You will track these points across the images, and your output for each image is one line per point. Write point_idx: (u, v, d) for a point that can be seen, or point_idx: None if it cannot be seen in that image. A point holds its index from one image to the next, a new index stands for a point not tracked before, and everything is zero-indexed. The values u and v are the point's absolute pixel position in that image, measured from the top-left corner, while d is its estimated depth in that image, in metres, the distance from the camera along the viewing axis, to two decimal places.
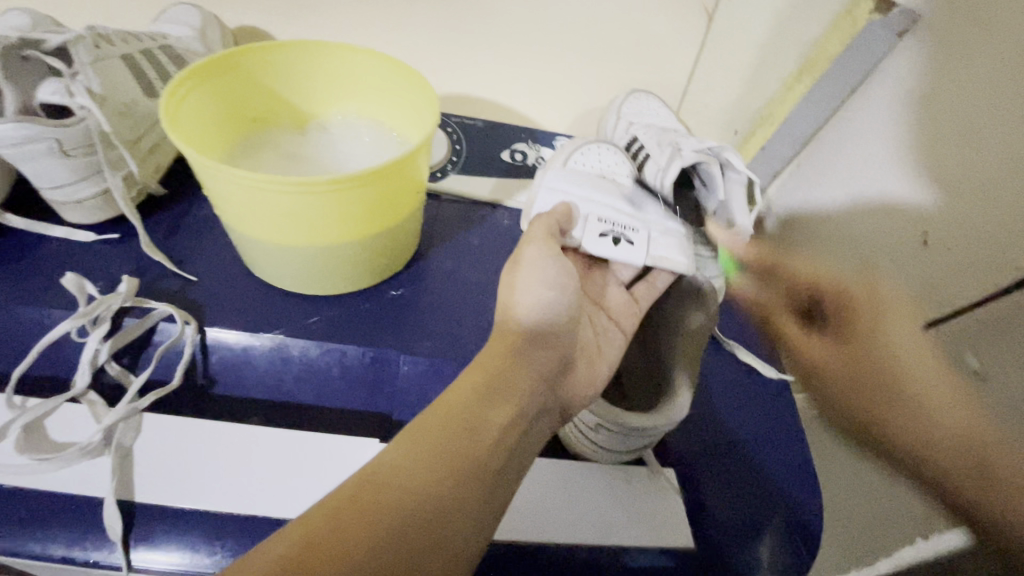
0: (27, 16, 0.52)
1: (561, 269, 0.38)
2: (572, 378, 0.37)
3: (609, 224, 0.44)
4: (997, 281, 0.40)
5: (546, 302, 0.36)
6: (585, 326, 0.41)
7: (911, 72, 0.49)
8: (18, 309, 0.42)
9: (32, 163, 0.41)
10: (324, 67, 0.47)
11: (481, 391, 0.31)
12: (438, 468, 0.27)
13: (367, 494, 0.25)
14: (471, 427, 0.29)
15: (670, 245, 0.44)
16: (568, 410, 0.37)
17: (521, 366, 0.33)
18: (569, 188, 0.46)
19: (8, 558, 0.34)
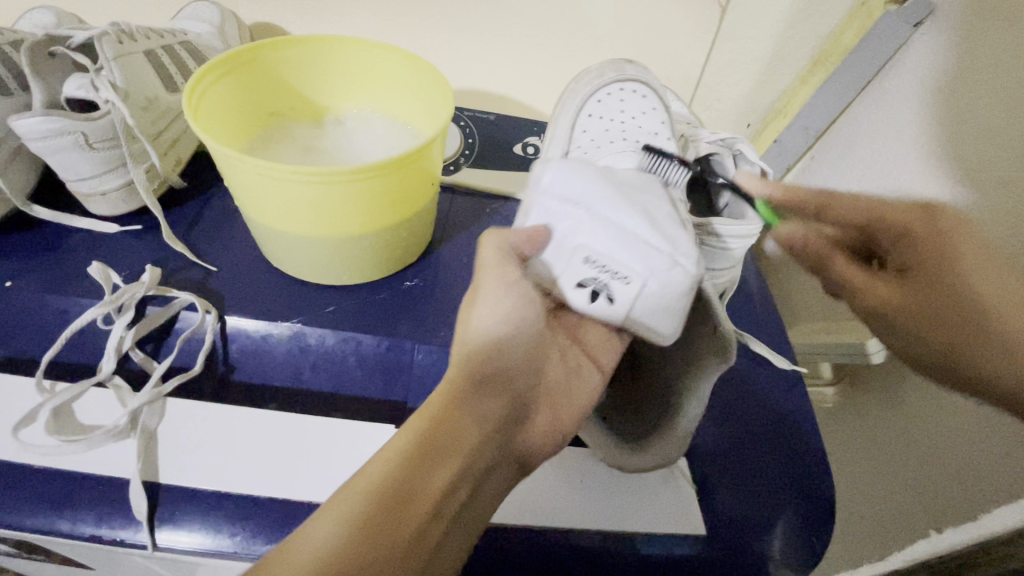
0: (52, 14, 0.54)
1: (523, 301, 0.35)
2: (529, 430, 0.36)
3: (595, 269, 0.36)
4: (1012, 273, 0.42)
5: (500, 339, 0.34)
6: (554, 362, 0.39)
7: (930, 63, 0.49)
8: (46, 298, 0.44)
9: (59, 156, 0.43)
10: (339, 61, 0.48)
11: (419, 453, 0.29)
12: (389, 517, 0.27)
13: (314, 550, 0.25)
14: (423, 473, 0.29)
15: (662, 309, 0.35)
16: (527, 460, 0.36)
17: (471, 407, 0.32)
18: (566, 201, 0.37)
19: (37, 536, 0.35)
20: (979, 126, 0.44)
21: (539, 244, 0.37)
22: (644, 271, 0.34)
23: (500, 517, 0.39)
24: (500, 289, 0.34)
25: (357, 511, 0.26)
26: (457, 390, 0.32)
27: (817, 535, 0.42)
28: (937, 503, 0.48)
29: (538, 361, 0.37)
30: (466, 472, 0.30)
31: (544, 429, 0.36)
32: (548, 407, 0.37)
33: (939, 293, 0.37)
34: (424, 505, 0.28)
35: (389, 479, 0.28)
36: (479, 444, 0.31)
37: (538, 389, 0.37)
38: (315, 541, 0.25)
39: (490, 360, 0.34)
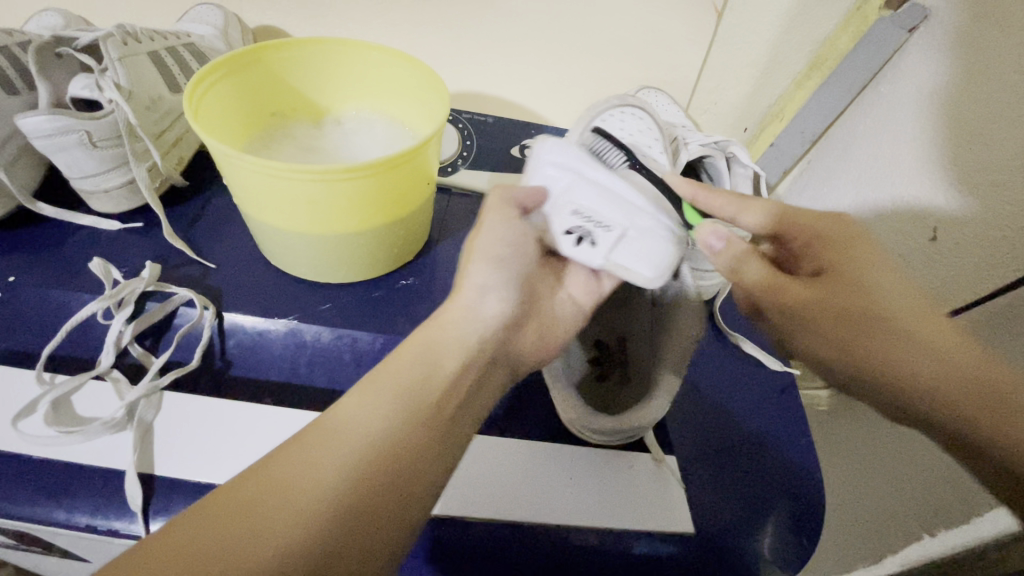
0: (60, 16, 0.55)
1: (522, 239, 0.38)
2: (524, 338, 0.40)
3: (582, 219, 0.36)
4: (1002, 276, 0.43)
5: (500, 263, 0.38)
6: (544, 296, 0.42)
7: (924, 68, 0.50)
8: (49, 293, 0.45)
9: (63, 154, 0.43)
10: (338, 63, 0.49)
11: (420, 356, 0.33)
12: (367, 435, 0.29)
13: (297, 458, 0.27)
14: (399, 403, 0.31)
15: (644, 256, 0.36)
16: (518, 368, 0.40)
17: (444, 347, 0.34)
18: (559, 158, 0.38)
19: (33, 525, 0.36)
20: (971, 129, 0.45)
21: (539, 200, 0.38)
22: (628, 222, 0.36)
23: (489, 512, 0.39)
24: (501, 225, 0.38)
25: (333, 430, 0.28)
26: (430, 335, 0.35)
27: (808, 534, 0.42)
28: (929, 505, 0.48)
29: (533, 291, 0.41)
30: (444, 400, 0.32)
31: (532, 343, 0.41)
32: (538, 325, 0.42)
33: (858, 300, 0.36)
34: (404, 427, 0.30)
35: (367, 406, 0.30)
36: (455, 377, 0.33)
37: (530, 311, 0.41)
38: (298, 454, 0.27)
39: (466, 307, 0.36)
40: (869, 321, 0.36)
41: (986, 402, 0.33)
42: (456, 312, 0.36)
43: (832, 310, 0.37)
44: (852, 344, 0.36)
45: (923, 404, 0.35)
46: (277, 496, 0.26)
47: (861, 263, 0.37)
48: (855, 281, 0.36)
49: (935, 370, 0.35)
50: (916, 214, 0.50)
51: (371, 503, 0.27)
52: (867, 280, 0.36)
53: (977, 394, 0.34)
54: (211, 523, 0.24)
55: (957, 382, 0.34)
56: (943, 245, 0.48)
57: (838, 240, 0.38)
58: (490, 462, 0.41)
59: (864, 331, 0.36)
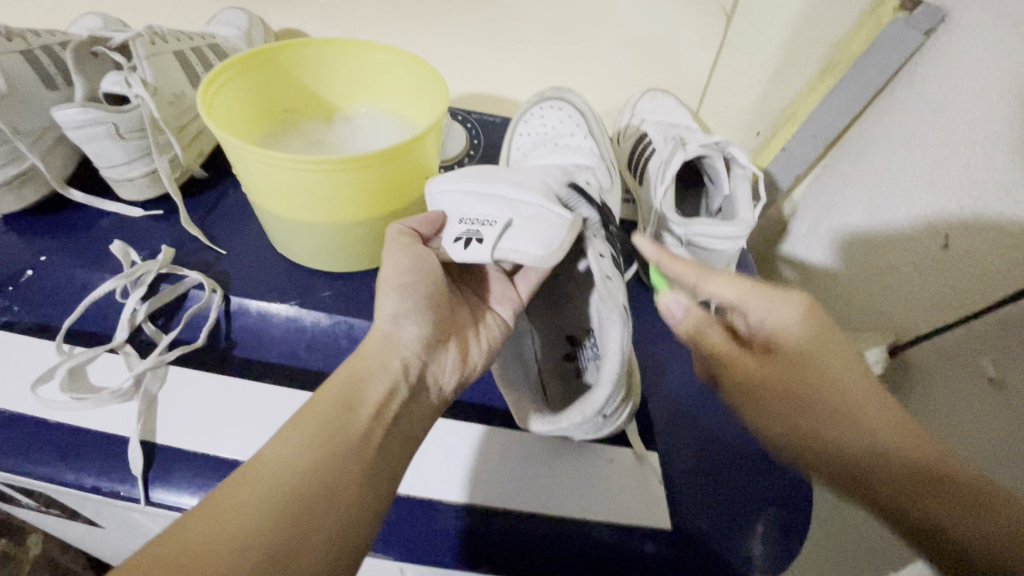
0: (100, 18, 0.59)
1: (421, 260, 0.39)
2: (445, 359, 0.41)
3: (468, 222, 0.39)
4: (1002, 290, 0.41)
5: (405, 287, 0.38)
6: (463, 314, 0.44)
7: (927, 72, 0.48)
8: (75, 272, 0.48)
9: (92, 144, 0.47)
10: (348, 64, 0.51)
11: (344, 386, 0.35)
12: (294, 470, 0.29)
13: (225, 504, 0.27)
14: (327, 438, 0.31)
15: (528, 236, 0.37)
16: (444, 392, 0.41)
17: (362, 380, 0.35)
18: (448, 182, 0.42)
19: (44, 482, 0.38)
20: (990, 139, 0.42)
21: (436, 226, 0.41)
22: (509, 214, 0.39)
23: (457, 495, 0.40)
24: (397, 252, 0.38)
25: (257, 470, 0.29)
26: (353, 373, 0.36)
27: (789, 543, 0.41)
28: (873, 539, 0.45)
29: (448, 310, 0.42)
30: (367, 426, 0.33)
31: (455, 363, 0.42)
32: (462, 344, 0.42)
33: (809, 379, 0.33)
34: (330, 457, 0.31)
35: (290, 444, 0.30)
36: (377, 403, 0.35)
37: (450, 328, 0.42)
38: (226, 498, 0.27)
39: (387, 343, 0.38)
40: (787, 396, 0.33)
41: (925, 481, 0.30)
42: (377, 347, 0.37)
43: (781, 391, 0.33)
44: (815, 435, 0.32)
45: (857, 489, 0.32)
46: (208, 536, 0.26)
47: (782, 356, 0.33)
48: (815, 369, 0.33)
49: (867, 437, 0.31)
50: (930, 217, 0.47)
51: (302, 529, 0.28)
52: (797, 361, 0.33)
53: (899, 457, 0.31)
54: (135, 569, 0.24)
55: (900, 466, 0.31)
56: (953, 253, 0.45)
57: (790, 331, 0.33)
58: (461, 448, 0.42)
59: (833, 421, 0.32)
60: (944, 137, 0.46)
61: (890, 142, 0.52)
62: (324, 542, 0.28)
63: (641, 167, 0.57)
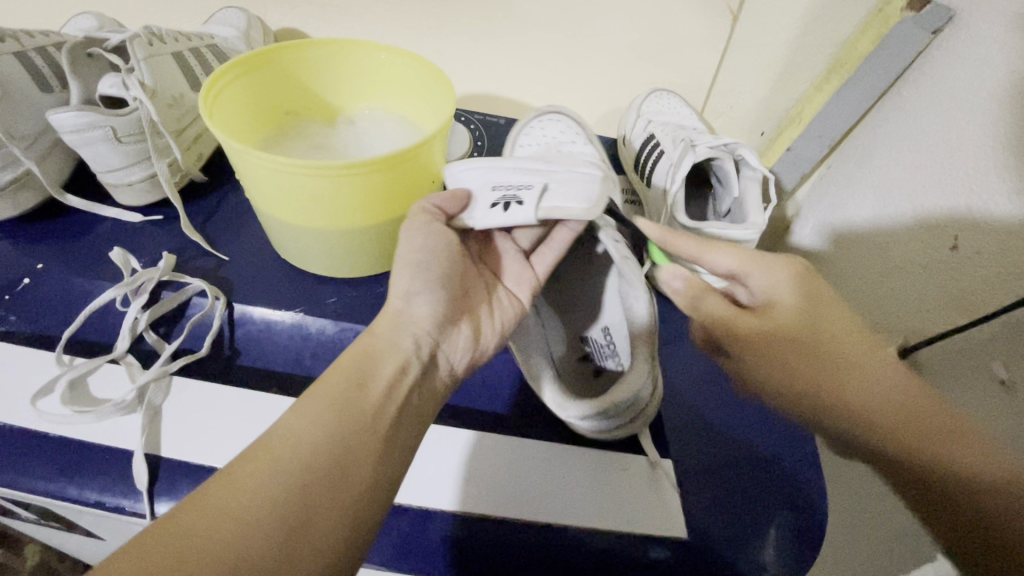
0: (95, 19, 0.58)
1: (441, 240, 0.37)
2: (457, 337, 0.39)
3: (504, 189, 0.39)
4: (1004, 296, 0.41)
5: (421, 265, 0.37)
6: (475, 288, 0.43)
7: (934, 72, 0.47)
8: (74, 280, 0.47)
9: (89, 148, 0.46)
10: (352, 65, 0.50)
11: (358, 364, 0.34)
12: (306, 449, 0.28)
13: (242, 474, 0.27)
14: (341, 413, 0.30)
15: (571, 194, 0.37)
16: (454, 369, 0.39)
17: (374, 359, 0.34)
18: (471, 160, 0.42)
19: (44, 498, 0.37)
20: (998, 139, 0.41)
21: (462, 204, 0.40)
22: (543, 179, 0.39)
23: (471, 505, 0.39)
24: (416, 231, 0.37)
25: (270, 447, 0.28)
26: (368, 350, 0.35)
27: (804, 545, 0.41)
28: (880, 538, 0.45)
29: (461, 287, 0.41)
30: (382, 405, 0.32)
31: (468, 343, 0.40)
32: (473, 323, 0.41)
33: (814, 340, 0.36)
34: (346, 435, 0.30)
35: (303, 419, 0.29)
36: (390, 381, 0.34)
37: (464, 305, 0.41)
38: (244, 471, 0.27)
39: (401, 321, 0.37)
40: (838, 367, 0.35)
41: (912, 432, 0.33)
42: (394, 326, 0.36)
43: (778, 339, 0.36)
44: (811, 374, 0.36)
45: (870, 448, 0.35)
46: (221, 509, 0.25)
47: (793, 322, 0.36)
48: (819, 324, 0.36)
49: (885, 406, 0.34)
50: (937, 219, 0.47)
51: (319, 508, 0.27)
52: (811, 324, 0.36)
53: (919, 431, 0.34)
54: (157, 547, 0.23)
55: (884, 413, 0.34)
56: (961, 255, 0.44)
57: (797, 304, 0.36)
58: (472, 457, 0.41)
59: (823, 365, 0.36)
60: (953, 137, 0.45)
61: (897, 141, 0.51)
62: (334, 524, 0.27)
63: (648, 169, 0.57)
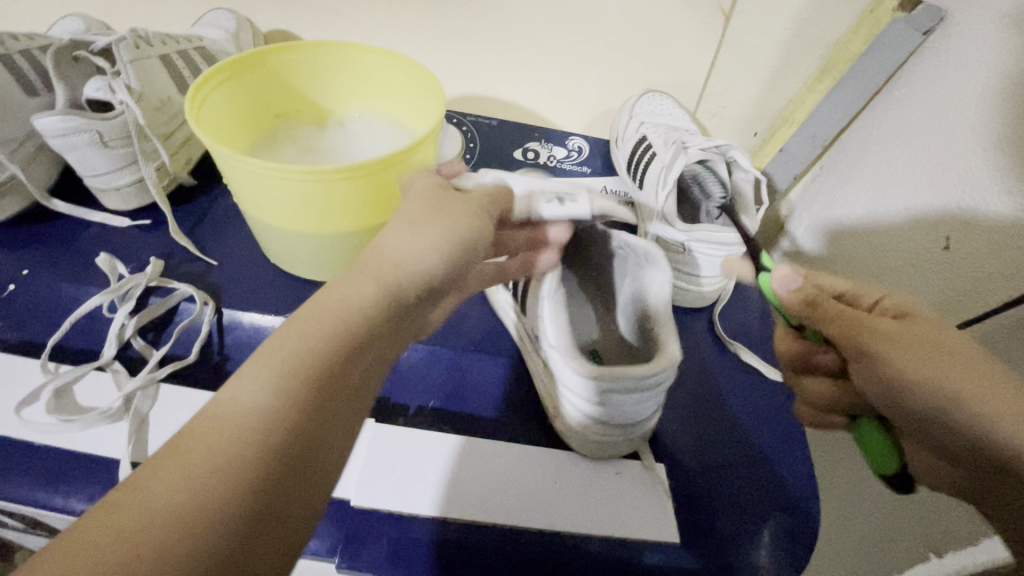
0: (82, 21, 0.57)
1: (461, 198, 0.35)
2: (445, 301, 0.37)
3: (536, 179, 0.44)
4: (998, 296, 0.41)
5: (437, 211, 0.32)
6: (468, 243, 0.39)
7: (927, 72, 0.47)
8: (60, 286, 0.47)
9: (75, 152, 0.45)
10: (342, 68, 0.50)
11: (342, 306, 0.27)
12: (269, 421, 0.23)
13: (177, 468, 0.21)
14: (303, 375, 0.24)
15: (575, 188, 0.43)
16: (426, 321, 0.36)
17: (357, 306, 0.28)
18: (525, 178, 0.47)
19: (27, 508, 0.37)
20: (990, 139, 0.41)
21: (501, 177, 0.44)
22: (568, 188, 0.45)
23: (463, 513, 0.39)
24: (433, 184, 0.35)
25: (225, 419, 0.23)
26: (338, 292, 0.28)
27: (799, 548, 0.40)
28: (874, 539, 0.45)
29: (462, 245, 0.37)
30: (360, 363, 0.27)
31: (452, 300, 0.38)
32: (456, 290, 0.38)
33: (934, 350, 0.30)
34: (318, 401, 0.24)
35: (268, 384, 0.24)
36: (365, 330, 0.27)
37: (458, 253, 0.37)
38: (177, 462, 0.21)
39: (384, 261, 0.30)
40: (975, 388, 0.29)
41: None
42: (375, 264, 0.30)
43: (908, 341, 0.31)
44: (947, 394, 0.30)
45: (1001, 460, 0.28)
46: (144, 518, 0.19)
47: (939, 331, 0.31)
48: (950, 345, 0.31)
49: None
50: (930, 218, 0.46)
51: (281, 491, 0.22)
52: (939, 333, 0.31)
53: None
54: (103, 540, 0.19)
55: None
56: (955, 255, 0.44)
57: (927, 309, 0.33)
58: (465, 463, 0.41)
59: (963, 382, 0.29)
60: (945, 138, 0.45)
61: (890, 141, 0.51)
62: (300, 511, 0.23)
63: (641, 171, 0.57)
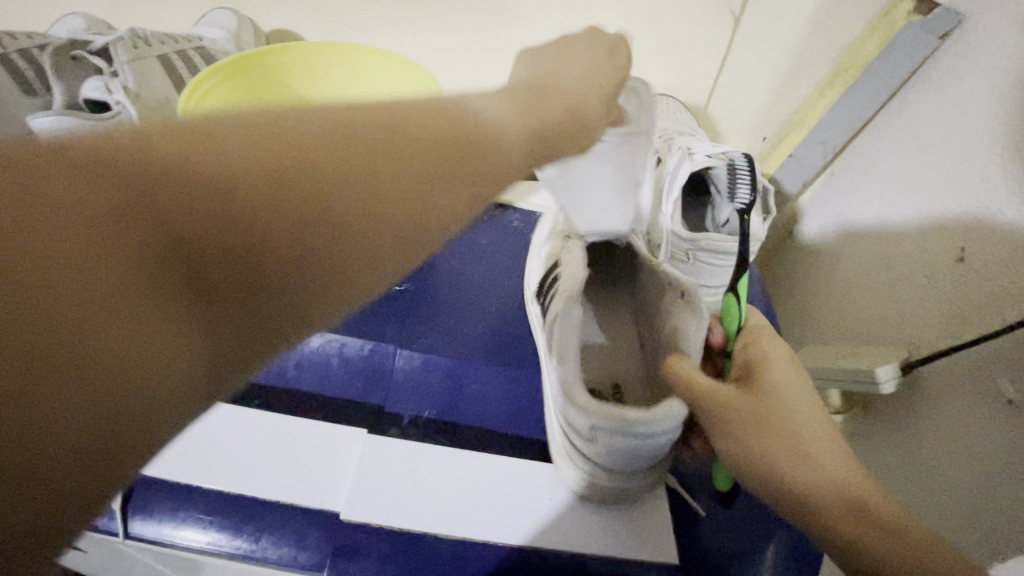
0: (82, 19, 0.57)
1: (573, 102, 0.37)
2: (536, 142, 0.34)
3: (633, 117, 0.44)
4: (1005, 315, 0.39)
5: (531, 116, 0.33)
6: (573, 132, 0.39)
7: (943, 76, 0.45)
8: None
9: None
10: (341, 69, 0.49)
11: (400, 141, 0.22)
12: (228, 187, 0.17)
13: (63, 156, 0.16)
14: (291, 169, 0.18)
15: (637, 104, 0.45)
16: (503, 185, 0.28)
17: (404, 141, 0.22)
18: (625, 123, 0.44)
19: None
20: (1008, 147, 0.39)
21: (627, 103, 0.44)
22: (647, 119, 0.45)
23: (451, 529, 0.38)
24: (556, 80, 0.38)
25: (183, 156, 0.17)
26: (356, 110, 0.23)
27: (800, 565, 0.40)
28: None
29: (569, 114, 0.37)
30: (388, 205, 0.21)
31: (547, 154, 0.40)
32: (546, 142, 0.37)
33: (761, 414, 0.32)
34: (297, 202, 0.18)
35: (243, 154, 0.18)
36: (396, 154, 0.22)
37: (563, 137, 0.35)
38: (153, 136, 0.17)
39: (465, 116, 0.26)
40: (790, 442, 0.31)
41: (868, 522, 0.28)
42: (431, 104, 0.25)
43: (734, 410, 0.32)
44: (769, 456, 0.31)
45: (815, 521, 0.29)
46: (100, 177, 0.16)
47: (789, 410, 0.32)
48: (774, 402, 0.32)
49: (838, 493, 0.29)
50: (945, 227, 0.45)
51: (170, 290, 0.16)
52: (779, 411, 0.32)
53: (883, 531, 0.27)
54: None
55: (838, 498, 0.29)
56: (969, 264, 0.42)
57: (779, 380, 0.33)
58: (456, 476, 0.39)
59: (776, 439, 0.31)
60: (961, 144, 0.43)
61: (904, 148, 0.49)
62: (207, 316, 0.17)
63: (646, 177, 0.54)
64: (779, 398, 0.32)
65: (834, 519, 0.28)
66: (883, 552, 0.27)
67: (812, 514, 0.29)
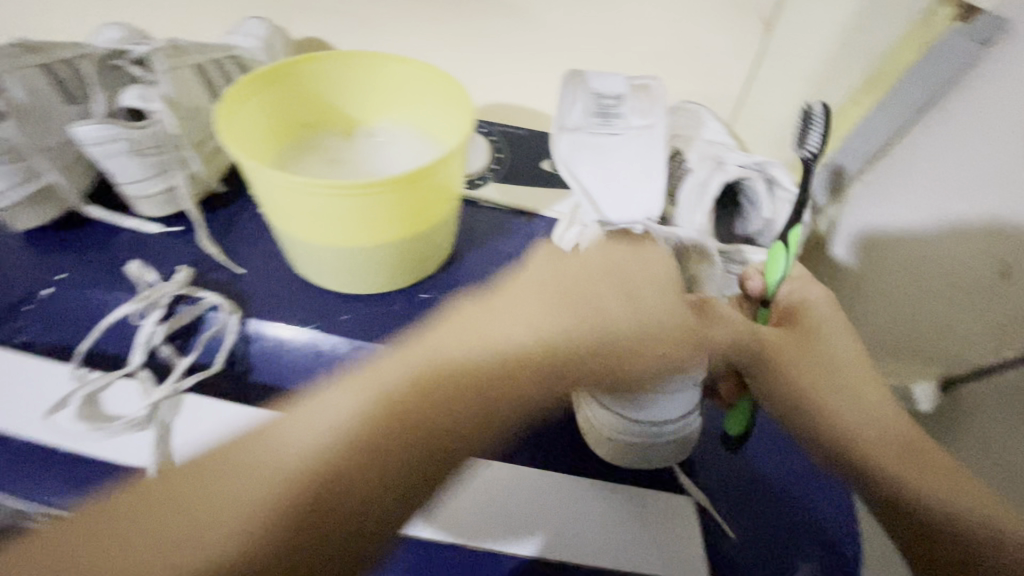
0: (121, 29, 0.58)
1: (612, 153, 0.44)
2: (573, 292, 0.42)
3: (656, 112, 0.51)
4: None
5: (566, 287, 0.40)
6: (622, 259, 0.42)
7: (988, 86, 0.44)
8: (90, 292, 0.48)
9: (112, 161, 0.46)
10: (370, 78, 0.50)
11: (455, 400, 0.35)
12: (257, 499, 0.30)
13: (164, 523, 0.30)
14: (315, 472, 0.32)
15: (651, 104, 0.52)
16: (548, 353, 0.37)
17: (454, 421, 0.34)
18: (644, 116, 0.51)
19: (56, 514, 0.37)
20: None
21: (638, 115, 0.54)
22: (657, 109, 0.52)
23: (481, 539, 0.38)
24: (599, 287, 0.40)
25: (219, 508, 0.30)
26: (351, 393, 0.35)
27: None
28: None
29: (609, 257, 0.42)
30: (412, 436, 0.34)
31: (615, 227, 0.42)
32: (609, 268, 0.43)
33: (807, 356, 0.40)
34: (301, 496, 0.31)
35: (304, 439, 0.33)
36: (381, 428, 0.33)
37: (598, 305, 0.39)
38: (177, 489, 0.31)
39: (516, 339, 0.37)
40: (834, 385, 0.39)
41: (893, 445, 0.38)
42: (504, 334, 0.37)
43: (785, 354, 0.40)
44: (816, 393, 0.39)
45: (854, 446, 0.38)
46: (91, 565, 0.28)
47: (831, 350, 0.40)
48: (818, 347, 0.40)
49: (871, 423, 0.38)
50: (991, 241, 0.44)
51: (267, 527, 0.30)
52: (823, 350, 0.40)
53: (919, 466, 0.37)
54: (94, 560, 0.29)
55: (875, 431, 0.38)
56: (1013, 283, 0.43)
57: (825, 329, 0.41)
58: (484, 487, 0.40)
59: (820, 381, 0.39)
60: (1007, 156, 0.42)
61: (937, 158, 0.49)
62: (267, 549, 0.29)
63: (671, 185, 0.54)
64: (818, 339, 0.40)
65: (871, 444, 0.38)
66: (911, 466, 0.37)
67: (853, 441, 0.38)
